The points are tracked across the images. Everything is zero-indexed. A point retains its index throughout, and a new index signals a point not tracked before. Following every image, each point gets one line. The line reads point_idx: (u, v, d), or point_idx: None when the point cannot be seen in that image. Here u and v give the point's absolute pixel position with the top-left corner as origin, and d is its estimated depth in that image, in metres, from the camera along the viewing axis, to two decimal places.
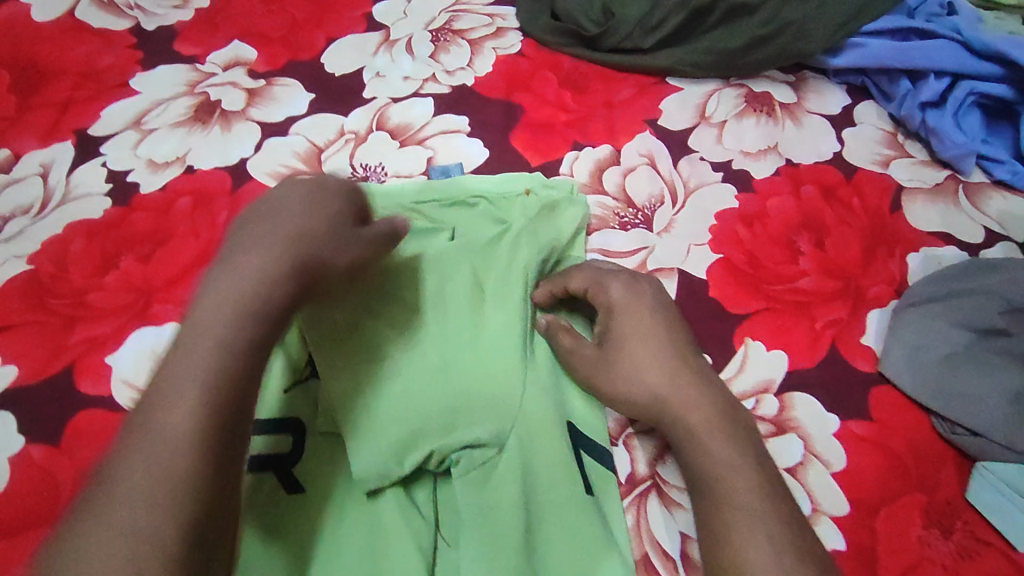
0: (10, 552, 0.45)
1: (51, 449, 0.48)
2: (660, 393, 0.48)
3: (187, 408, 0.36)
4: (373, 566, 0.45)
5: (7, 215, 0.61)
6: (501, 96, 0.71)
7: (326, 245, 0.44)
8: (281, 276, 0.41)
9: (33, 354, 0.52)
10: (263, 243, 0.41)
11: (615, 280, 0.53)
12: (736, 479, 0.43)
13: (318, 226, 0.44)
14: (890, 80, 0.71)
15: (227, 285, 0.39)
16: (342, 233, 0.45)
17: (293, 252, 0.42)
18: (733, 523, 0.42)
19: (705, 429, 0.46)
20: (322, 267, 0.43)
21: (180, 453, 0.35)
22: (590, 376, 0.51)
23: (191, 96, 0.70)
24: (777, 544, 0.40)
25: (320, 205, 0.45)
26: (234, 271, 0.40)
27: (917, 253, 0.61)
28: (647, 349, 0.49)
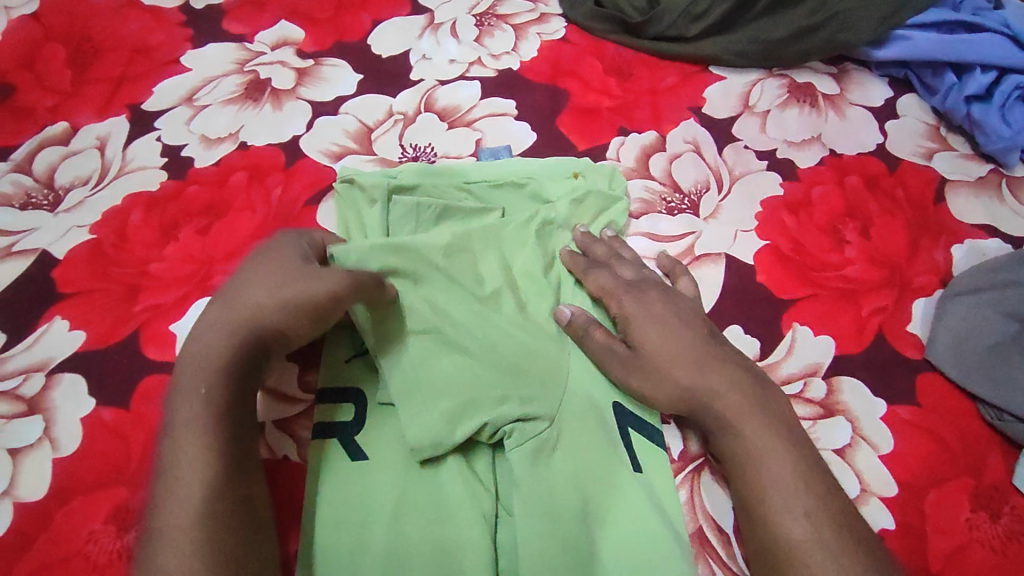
0: (86, 506, 0.47)
1: (120, 411, 0.51)
2: (688, 384, 0.48)
3: (181, 480, 0.38)
4: (440, 532, 0.47)
5: (67, 185, 0.62)
6: (547, 80, 0.71)
7: (269, 296, 0.45)
8: (239, 341, 0.43)
9: (99, 320, 0.55)
10: (218, 319, 0.44)
11: (624, 292, 0.54)
12: (771, 458, 0.45)
13: (275, 286, 0.45)
14: (934, 73, 0.71)
15: (193, 369, 0.41)
16: (292, 278, 0.46)
17: (250, 318, 0.44)
18: (770, 502, 0.43)
19: (740, 413, 0.46)
20: (288, 320, 0.45)
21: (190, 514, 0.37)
22: (620, 373, 0.50)
23: (241, 74, 0.70)
24: (816, 522, 0.42)
25: (276, 263, 0.47)
26: (196, 351, 0.42)
27: (962, 244, 0.62)
28: (670, 339, 0.50)
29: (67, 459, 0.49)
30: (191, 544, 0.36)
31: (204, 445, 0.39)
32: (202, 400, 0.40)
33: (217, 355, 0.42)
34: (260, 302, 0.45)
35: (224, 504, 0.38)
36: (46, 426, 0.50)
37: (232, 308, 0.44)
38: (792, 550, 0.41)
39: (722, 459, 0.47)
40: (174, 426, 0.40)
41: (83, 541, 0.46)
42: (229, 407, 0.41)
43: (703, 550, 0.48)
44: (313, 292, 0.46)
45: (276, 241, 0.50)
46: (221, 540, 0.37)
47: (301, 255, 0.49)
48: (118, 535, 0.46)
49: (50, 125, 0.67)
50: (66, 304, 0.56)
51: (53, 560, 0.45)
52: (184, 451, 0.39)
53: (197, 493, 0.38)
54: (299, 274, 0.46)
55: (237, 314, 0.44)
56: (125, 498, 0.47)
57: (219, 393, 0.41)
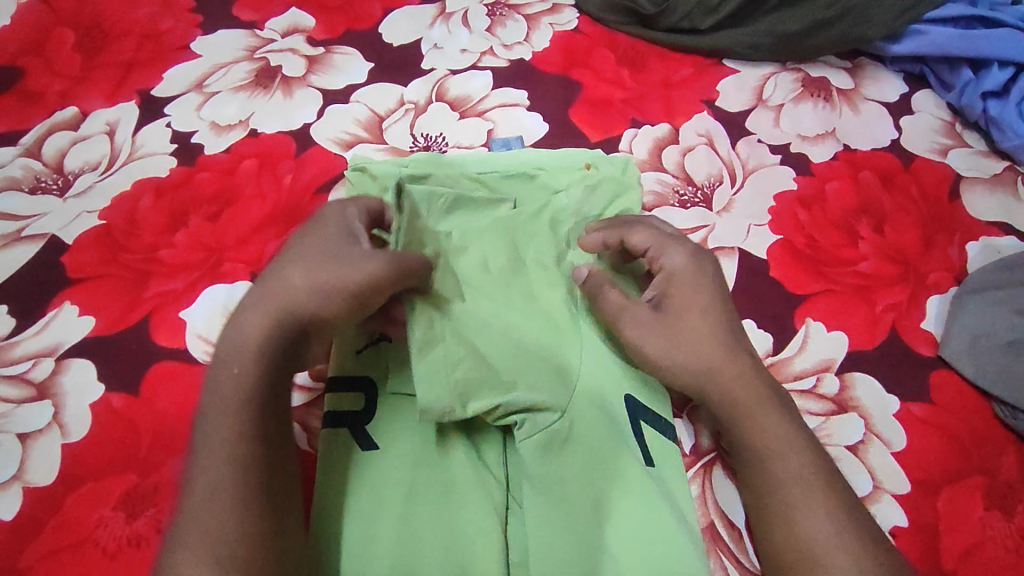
0: (96, 492, 0.47)
1: (129, 397, 0.51)
2: (716, 364, 0.47)
3: (213, 454, 0.38)
4: (449, 523, 0.47)
5: (76, 171, 0.62)
6: (560, 71, 0.71)
7: (319, 281, 0.43)
8: (277, 330, 0.42)
9: (109, 306, 0.55)
10: (260, 303, 0.43)
11: (672, 246, 0.52)
12: (791, 457, 0.44)
13: (315, 269, 0.44)
14: (950, 68, 0.70)
15: (235, 354, 0.41)
16: (331, 263, 0.44)
17: (287, 302, 0.43)
18: (794, 500, 0.43)
19: (758, 410, 0.46)
20: (323, 307, 0.43)
21: (218, 491, 0.37)
22: (635, 337, 0.49)
23: (251, 61, 0.70)
24: (839, 523, 0.41)
25: (319, 242, 0.46)
26: (234, 334, 0.42)
27: (976, 242, 0.61)
28: (701, 318, 0.49)
29: (76, 444, 0.49)
30: (219, 524, 0.36)
31: (234, 424, 0.39)
32: (239, 387, 0.40)
33: (254, 342, 0.41)
34: (301, 288, 0.43)
35: (252, 494, 0.38)
36: (56, 411, 0.50)
37: (271, 290, 0.43)
38: (810, 548, 0.41)
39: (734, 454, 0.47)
40: (206, 412, 0.40)
41: (93, 526, 0.46)
42: (264, 383, 0.41)
43: (715, 544, 0.48)
44: (351, 277, 0.44)
45: (324, 212, 0.50)
46: (246, 534, 0.37)
47: (346, 230, 0.47)
48: (127, 522, 0.46)
49: (60, 110, 0.67)
50: (77, 289, 0.55)
51: (62, 545, 0.45)
52: (216, 429, 0.39)
53: (225, 472, 0.38)
54: (343, 258, 0.45)
55: (281, 295, 0.43)
56: (135, 485, 0.47)
57: (253, 383, 0.40)
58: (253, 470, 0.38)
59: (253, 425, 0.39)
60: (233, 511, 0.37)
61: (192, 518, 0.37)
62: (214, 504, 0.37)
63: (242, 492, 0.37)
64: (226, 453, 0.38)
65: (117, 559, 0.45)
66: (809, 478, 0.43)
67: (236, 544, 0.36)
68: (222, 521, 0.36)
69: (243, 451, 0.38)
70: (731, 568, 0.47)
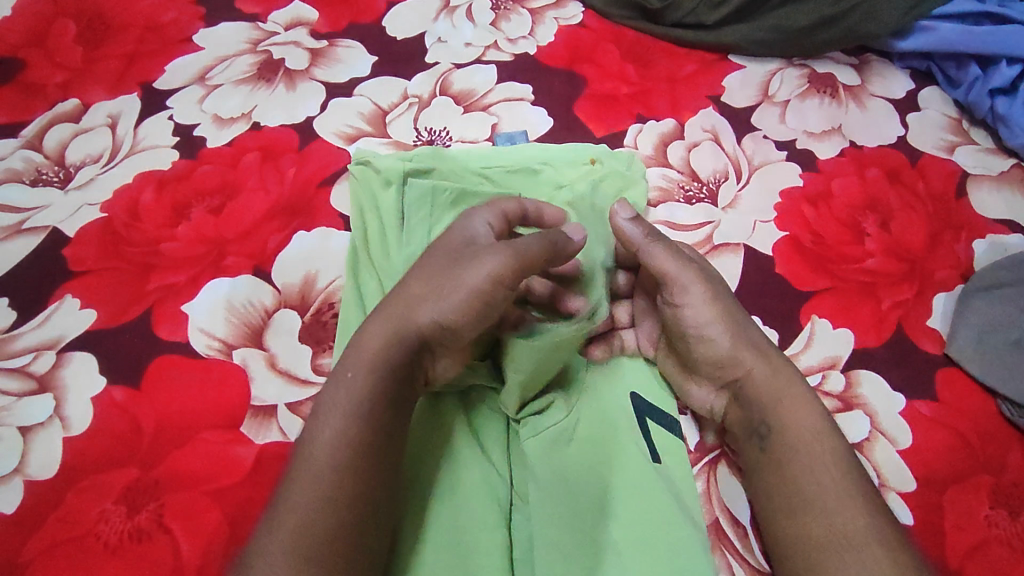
0: (97, 486, 0.47)
1: (130, 391, 0.51)
2: (758, 345, 0.48)
3: (327, 442, 0.41)
4: (455, 519, 0.46)
5: (78, 163, 0.62)
6: (564, 66, 0.70)
7: (443, 284, 0.45)
8: (406, 336, 0.44)
9: (110, 299, 0.54)
10: (387, 310, 0.46)
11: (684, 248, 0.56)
12: (820, 445, 0.44)
13: (443, 269, 0.46)
14: (958, 65, 0.70)
15: (363, 353, 0.44)
16: (457, 263, 0.46)
17: (411, 308, 0.45)
18: (828, 486, 0.43)
19: (795, 396, 0.46)
20: (451, 311, 0.45)
21: (327, 478, 0.40)
22: (690, 300, 0.49)
23: (254, 53, 0.69)
24: (873, 511, 0.42)
25: (449, 245, 0.48)
26: (360, 338, 0.45)
27: (983, 239, 0.60)
28: (738, 305, 0.51)
29: (77, 438, 0.48)
30: (324, 509, 0.40)
31: (347, 417, 0.42)
32: (358, 388, 0.43)
33: (379, 346, 0.44)
34: (428, 296, 0.45)
35: (345, 491, 0.40)
36: (56, 404, 0.50)
37: (398, 296, 0.46)
38: (845, 532, 0.41)
39: (761, 433, 0.46)
40: (324, 407, 0.43)
41: (94, 520, 0.45)
42: (388, 380, 0.44)
43: (720, 541, 0.47)
44: (475, 274, 0.45)
45: (460, 216, 0.50)
46: (334, 526, 0.40)
47: (469, 235, 0.48)
48: (129, 516, 0.46)
49: (61, 102, 0.66)
50: (78, 282, 0.55)
51: (63, 539, 0.45)
52: (334, 423, 0.42)
53: (335, 458, 0.41)
54: (465, 260, 0.46)
55: (406, 304, 0.45)
56: (137, 479, 0.47)
57: (372, 383, 0.43)
58: (357, 467, 0.41)
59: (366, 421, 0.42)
60: (327, 504, 0.40)
61: (287, 507, 0.40)
62: (320, 490, 0.40)
63: (354, 481, 0.41)
64: (335, 442, 0.41)
65: (117, 554, 0.44)
66: (841, 463, 0.43)
67: (323, 534, 0.39)
68: (331, 507, 0.40)
69: (349, 451, 0.41)
70: (735, 566, 0.46)
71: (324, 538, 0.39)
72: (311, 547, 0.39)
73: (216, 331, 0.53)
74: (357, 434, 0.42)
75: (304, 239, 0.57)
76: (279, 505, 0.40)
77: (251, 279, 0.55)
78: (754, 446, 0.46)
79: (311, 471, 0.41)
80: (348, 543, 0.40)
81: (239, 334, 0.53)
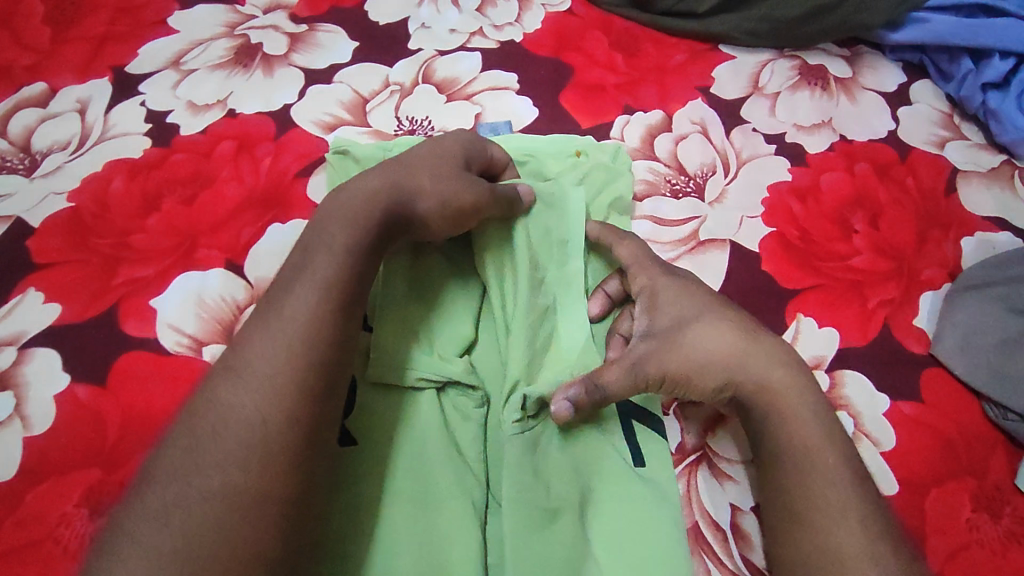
0: (59, 488, 0.45)
1: (95, 388, 0.49)
2: (729, 358, 0.46)
3: (305, 288, 0.41)
4: (428, 534, 0.45)
5: (45, 150, 0.60)
6: (551, 54, 0.68)
7: (422, 176, 0.48)
8: (390, 199, 0.46)
9: (76, 293, 0.52)
10: (383, 176, 0.47)
11: (654, 265, 0.52)
12: (820, 460, 0.42)
13: (439, 164, 0.49)
14: (950, 59, 0.69)
15: (318, 270, 0.42)
16: (452, 174, 0.49)
17: (399, 181, 0.47)
18: (824, 505, 0.41)
19: (789, 405, 0.44)
20: (429, 211, 0.48)
21: (298, 323, 0.39)
22: (655, 369, 0.47)
23: (231, 37, 0.67)
24: (868, 524, 0.40)
25: (444, 155, 0.50)
26: (356, 187, 0.46)
27: (971, 237, 0.59)
28: (698, 318, 0.48)
29: (38, 438, 0.47)
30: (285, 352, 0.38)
31: (335, 261, 0.42)
32: (350, 231, 0.44)
33: (336, 262, 0.42)
34: (422, 185, 0.48)
35: (328, 330, 0.40)
36: (17, 403, 0.48)
37: (394, 170, 0.48)
38: (835, 549, 0.39)
39: (768, 457, 0.44)
40: (273, 319, 0.40)
41: (55, 524, 0.44)
42: (371, 230, 0.44)
43: (699, 545, 0.46)
44: (462, 198, 0.48)
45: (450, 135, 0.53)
46: (284, 438, 0.36)
47: (459, 160, 0.51)
48: (91, 519, 0.44)
49: (28, 85, 0.64)
50: (41, 275, 0.53)
51: (21, 543, 0.44)
52: (318, 269, 0.42)
53: (306, 305, 0.40)
54: (455, 171, 0.49)
55: (397, 182, 0.47)
56: (99, 481, 0.46)
57: (362, 236, 0.44)
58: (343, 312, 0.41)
59: (354, 274, 0.43)
60: (311, 336, 0.39)
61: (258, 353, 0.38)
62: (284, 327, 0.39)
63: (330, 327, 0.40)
64: (313, 297, 0.40)
65: (78, 559, 0.43)
66: (838, 478, 0.41)
67: (286, 381, 0.38)
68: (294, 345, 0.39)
69: (332, 295, 0.41)
70: (714, 571, 0.45)
71: (281, 424, 0.37)
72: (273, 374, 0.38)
73: (186, 327, 0.51)
74: (348, 281, 0.42)
75: (278, 232, 0.56)
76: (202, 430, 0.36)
77: (223, 273, 0.54)
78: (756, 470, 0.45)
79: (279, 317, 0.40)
80: (307, 431, 0.37)
81: (209, 330, 0.51)
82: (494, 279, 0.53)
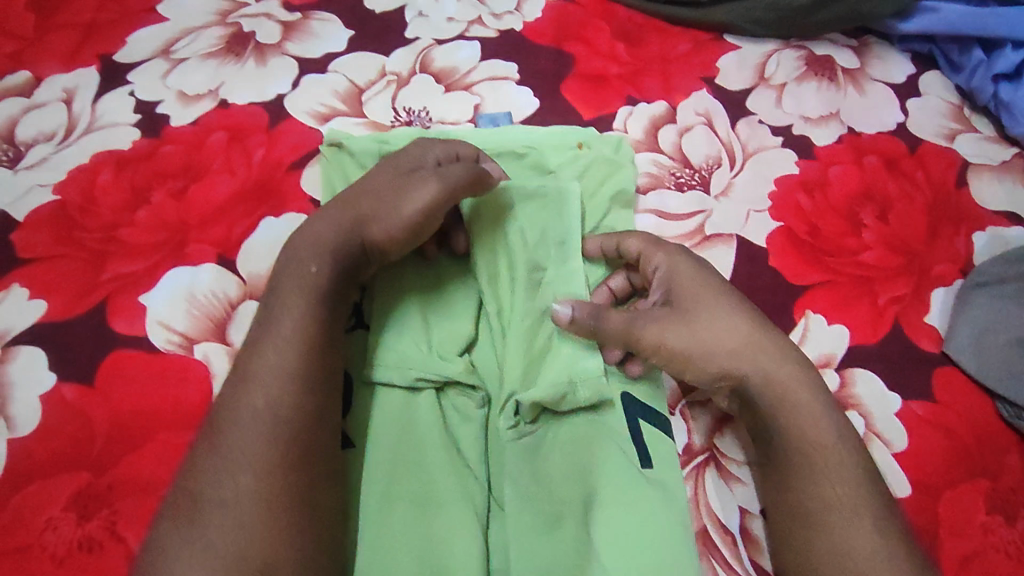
0: (46, 491, 0.44)
1: (82, 388, 0.47)
2: (739, 349, 0.44)
3: (269, 348, 0.41)
4: (427, 540, 0.44)
5: (30, 141, 0.58)
6: (552, 43, 0.67)
7: (367, 203, 0.47)
8: (342, 239, 0.45)
9: (62, 289, 0.51)
10: (333, 213, 0.46)
11: (662, 248, 0.49)
12: (828, 460, 0.41)
13: (388, 185, 0.48)
14: (961, 49, 0.67)
15: (280, 327, 0.42)
16: (401, 192, 0.47)
17: (350, 218, 0.46)
18: (835, 508, 0.40)
19: (801, 403, 0.43)
20: (382, 234, 0.46)
21: (267, 388, 0.40)
22: (657, 339, 0.45)
23: (222, 25, 0.65)
24: (879, 528, 0.39)
25: (393, 173, 0.48)
26: (306, 234, 0.46)
27: (983, 232, 0.58)
28: (713, 304, 0.46)
29: (24, 439, 0.45)
30: (259, 420, 0.39)
31: (296, 315, 0.42)
32: (306, 280, 0.43)
33: (293, 314, 0.42)
34: (366, 215, 0.46)
35: (296, 389, 0.40)
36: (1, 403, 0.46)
37: (351, 201, 0.47)
38: (846, 551, 0.39)
39: (771, 455, 0.43)
40: (244, 381, 0.40)
41: (41, 529, 0.43)
42: (326, 277, 0.44)
43: (707, 549, 0.45)
44: (406, 214, 0.47)
45: (410, 146, 0.51)
46: (278, 497, 0.37)
47: (411, 171, 0.49)
48: (78, 524, 0.43)
49: (13, 74, 0.62)
50: (26, 270, 0.51)
51: (6, 549, 0.42)
52: (279, 326, 0.42)
53: (274, 365, 0.40)
54: (401, 188, 0.47)
55: (349, 215, 0.46)
56: (88, 483, 0.44)
57: (317, 289, 0.43)
58: (309, 368, 0.41)
59: (315, 323, 0.42)
60: (284, 400, 0.40)
61: (236, 421, 0.39)
62: (255, 395, 0.40)
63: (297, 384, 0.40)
64: (278, 355, 0.41)
65: (66, 565, 0.42)
66: (846, 480, 0.41)
67: (265, 448, 0.38)
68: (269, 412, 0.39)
69: (292, 351, 0.41)
70: None
71: (270, 494, 0.37)
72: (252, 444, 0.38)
73: (176, 324, 0.50)
74: (308, 333, 0.42)
75: (271, 226, 0.54)
76: (198, 498, 0.37)
77: (214, 269, 0.52)
78: (763, 468, 0.44)
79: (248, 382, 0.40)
80: (298, 493, 0.38)
81: (200, 327, 0.50)
82: (490, 279, 0.52)
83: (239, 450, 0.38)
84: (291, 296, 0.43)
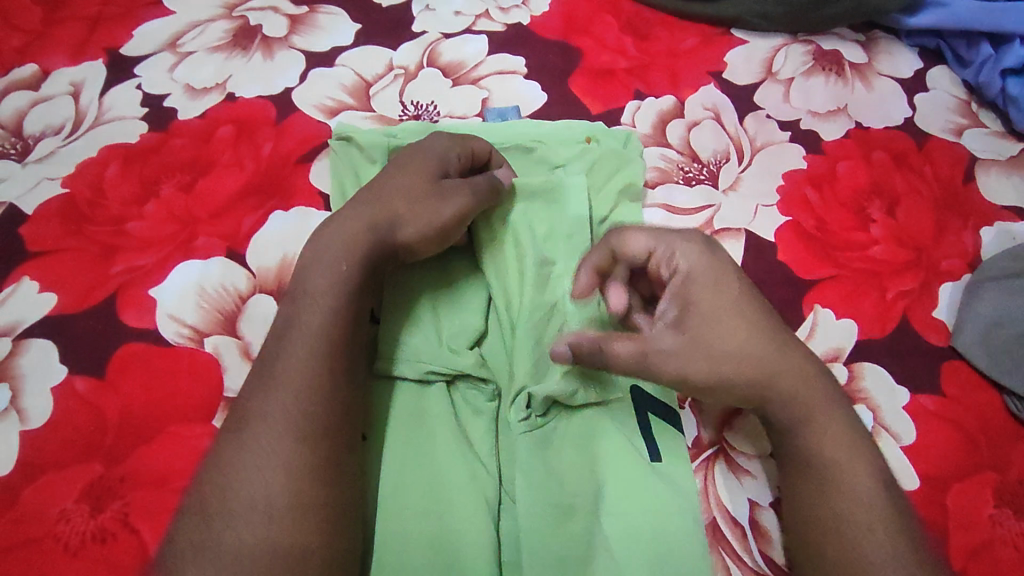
0: (58, 482, 0.44)
1: (94, 380, 0.47)
2: (765, 364, 0.42)
3: (297, 346, 0.41)
4: (439, 532, 0.44)
5: (38, 134, 0.58)
6: (560, 37, 0.66)
7: (401, 202, 0.47)
8: (372, 237, 0.45)
9: (72, 282, 0.51)
10: (362, 209, 0.46)
11: (680, 244, 0.45)
12: (850, 470, 0.40)
13: (418, 183, 0.48)
14: (968, 44, 0.67)
15: (307, 323, 0.42)
16: (433, 194, 0.48)
17: (380, 217, 0.46)
18: (851, 516, 0.39)
19: (821, 415, 0.42)
20: (415, 234, 0.47)
21: (291, 384, 0.40)
22: (675, 366, 0.42)
23: (229, 18, 0.65)
24: (892, 539, 0.38)
25: (421, 170, 0.48)
26: (335, 229, 0.45)
27: (991, 227, 0.58)
28: (732, 314, 0.43)
29: (36, 431, 0.45)
30: (282, 418, 0.39)
31: (323, 312, 0.42)
32: (334, 277, 0.43)
33: (320, 310, 0.42)
34: (397, 213, 0.46)
35: (322, 386, 0.40)
36: (13, 395, 0.47)
37: (379, 198, 0.47)
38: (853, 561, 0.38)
39: (789, 466, 0.42)
40: (268, 377, 0.40)
41: (54, 520, 0.43)
42: (354, 275, 0.44)
43: (717, 541, 0.45)
44: (442, 216, 0.47)
45: (427, 140, 0.51)
46: (290, 495, 0.37)
47: (440, 171, 0.49)
48: (92, 515, 0.43)
49: (20, 67, 0.62)
50: (36, 263, 0.51)
51: (20, 540, 0.42)
52: (308, 323, 0.42)
53: (299, 362, 0.40)
54: (434, 190, 0.48)
55: (380, 214, 0.46)
56: (100, 475, 0.44)
57: (345, 287, 0.43)
58: (334, 366, 0.41)
59: (344, 322, 0.42)
60: (304, 398, 0.39)
61: (260, 416, 0.39)
62: (281, 390, 0.40)
63: (320, 383, 0.40)
64: (305, 352, 0.41)
65: (79, 557, 0.42)
66: (867, 491, 0.40)
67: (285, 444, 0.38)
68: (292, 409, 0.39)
69: (324, 348, 0.41)
70: (733, 567, 0.44)
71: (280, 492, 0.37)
72: (271, 439, 0.38)
73: (187, 317, 0.50)
74: (335, 332, 0.42)
75: (280, 220, 0.54)
76: (225, 497, 0.37)
77: (224, 262, 0.52)
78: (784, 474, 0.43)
79: (274, 378, 0.40)
80: (309, 491, 0.38)
81: (210, 320, 0.50)
82: (499, 272, 0.51)
83: (259, 448, 0.38)
84: (321, 293, 0.43)
